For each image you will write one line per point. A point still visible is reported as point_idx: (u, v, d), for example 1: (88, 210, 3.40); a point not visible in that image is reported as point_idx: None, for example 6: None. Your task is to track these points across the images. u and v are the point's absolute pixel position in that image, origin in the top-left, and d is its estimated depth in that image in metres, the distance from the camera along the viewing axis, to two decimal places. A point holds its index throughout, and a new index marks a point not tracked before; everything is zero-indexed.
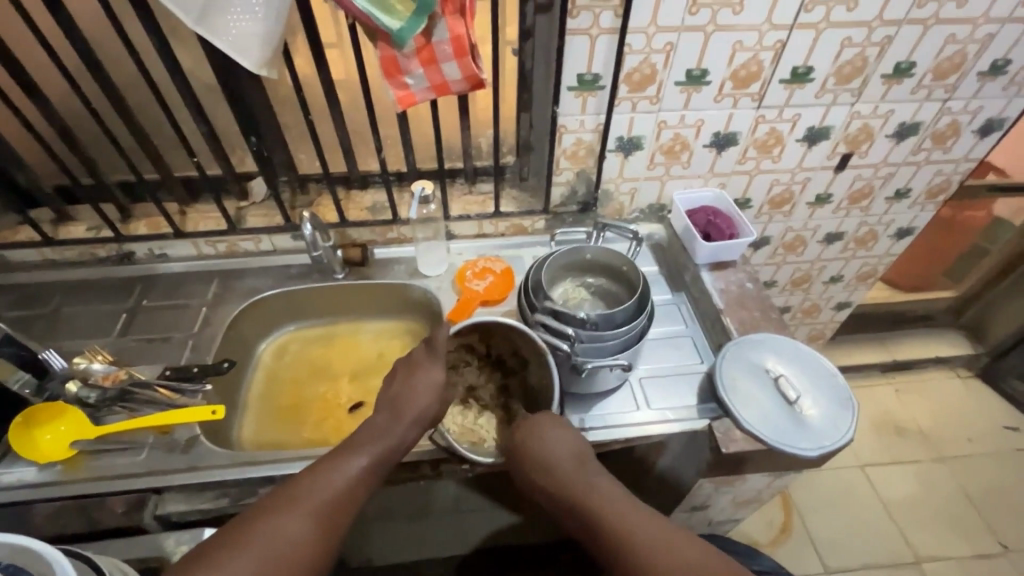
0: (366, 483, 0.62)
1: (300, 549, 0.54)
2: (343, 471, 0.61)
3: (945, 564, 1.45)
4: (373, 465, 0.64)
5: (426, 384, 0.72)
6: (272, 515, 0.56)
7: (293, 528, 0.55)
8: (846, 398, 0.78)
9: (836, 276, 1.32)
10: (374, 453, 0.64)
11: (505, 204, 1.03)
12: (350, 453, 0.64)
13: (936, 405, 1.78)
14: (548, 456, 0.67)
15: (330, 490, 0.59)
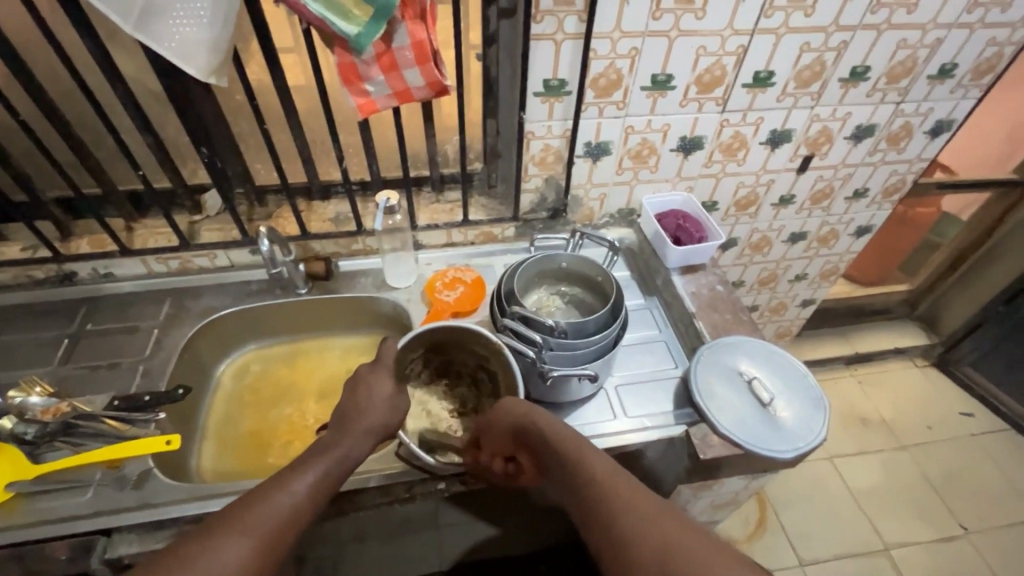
0: (315, 503, 0.58)
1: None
2: (289, 489, 0.57)
3: (911, 549, 1.50)
4: (324, 482, 0.60)
5: (383, 401, 0.70)
6: (206, 545, 0.50)
7: (233, 554, 0.50)
8: (818, 398, 0.79)
9: (800, 274, 1.35)
10: (321, 469, 0.61)
11: (474, 212, 1.00)
12: (299, 470, 0.60)
13: (896, 394, 1.85)
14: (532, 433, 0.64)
15: (275, 507, 0.55)
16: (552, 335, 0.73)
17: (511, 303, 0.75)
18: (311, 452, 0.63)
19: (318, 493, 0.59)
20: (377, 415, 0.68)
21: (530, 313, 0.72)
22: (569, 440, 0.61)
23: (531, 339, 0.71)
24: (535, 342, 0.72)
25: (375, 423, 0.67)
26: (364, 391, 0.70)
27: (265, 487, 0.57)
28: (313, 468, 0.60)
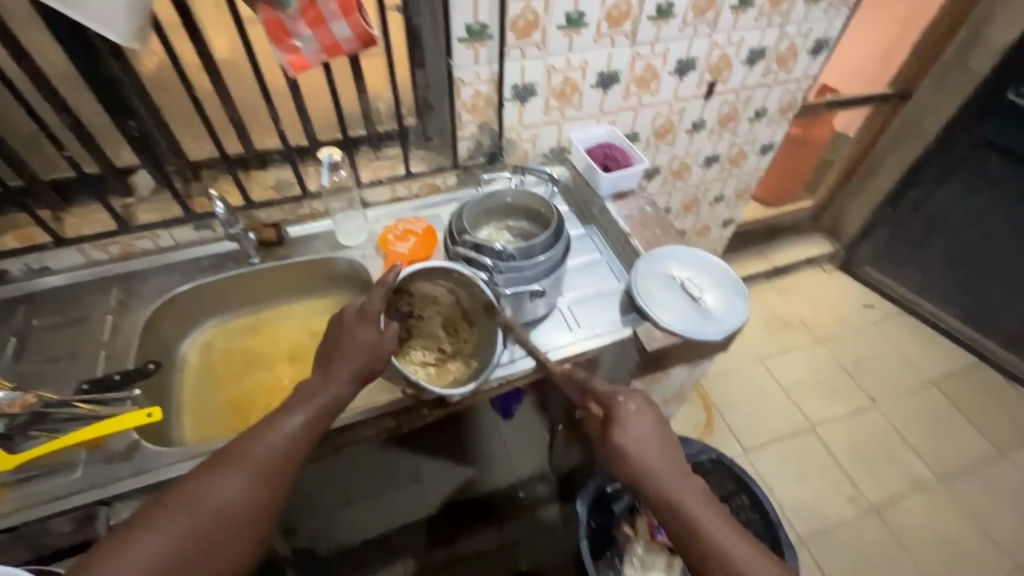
0: (305, 442, 0.64)
1: (234, 509, 0.58)
2: (280, 430, 0.63)
3: (832, 424, 1.74)
4: (317, 421, 0.65)
5: (364, 344, 0.70)
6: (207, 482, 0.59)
7: (229, 489, 0.59)
8: (739, 287, 0.91)
9: (718, 195, 1.49)
10: (310, 411, 0.65)
11: (415, 165, 1.05)
12: (293, 410, 0.65)
13: (809, 298, 2.09)
14: (655, 452, 0.64)
15: (265, 449, 0.62)
16: (500, 262, 0.80)
17: (464, 234, 0.82)
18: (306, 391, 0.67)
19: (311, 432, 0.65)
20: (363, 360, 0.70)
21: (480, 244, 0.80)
22: (681, 486, 0.62)
23: (482, 263, 0.79)
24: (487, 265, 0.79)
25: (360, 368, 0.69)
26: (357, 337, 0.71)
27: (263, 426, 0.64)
28: (305, 409, 0.65)
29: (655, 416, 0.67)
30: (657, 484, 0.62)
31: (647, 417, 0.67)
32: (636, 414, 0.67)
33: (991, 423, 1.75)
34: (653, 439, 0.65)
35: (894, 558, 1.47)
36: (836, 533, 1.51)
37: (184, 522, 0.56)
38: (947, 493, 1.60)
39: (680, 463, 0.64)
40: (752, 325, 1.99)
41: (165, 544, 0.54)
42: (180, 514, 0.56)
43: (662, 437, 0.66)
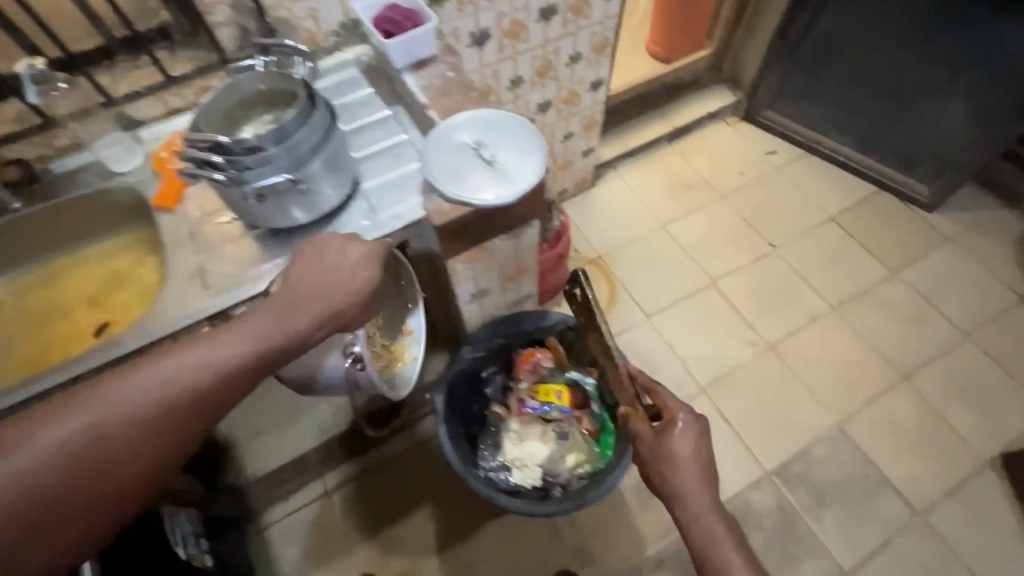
0: (234, 380, 0.64)
1: (138, 427, 0.59)
2: (215, 360, 0.63)
3: (733, 277, 1.75)
4: (188, 385, 0.61)
5: (323, 294, 0.70)
6: (42, 431, 0.55)
7: (125, 407, 0.58)
8: (537, 141, 0.84)
9: (574, 54, 1.37)
10: (252, 353, 0.65)
11: (178, 68, 0.92)
12: (171, 369, 0.61)
13: (713, 154, 2.03)
14: (682, 464, 0.80)
15: (199, 376, 0.62)
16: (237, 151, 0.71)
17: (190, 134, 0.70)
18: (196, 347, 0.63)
19: (180, 399, 0.61)
20: (277, 320, 0.67)
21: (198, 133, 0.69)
22: (693, 487, 0.79)
23: (214, 164, 0.69)
24: (221, 166, 0.69)
25: (263, 333, 0.66)
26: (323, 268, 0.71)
27: (135, 375, 0.60)
28: (182, 371, 0.61)
29: (691, 435, 0.82)
30: (686, 505, 0.79)
31: (692, 453, 0.81)
32: (680, 437, 0.82)
33: (885, 248, 1.78)
34: (686, 456, 0.81)
35: (785, 388, 1.55)
36: (732, 376, 1.58)
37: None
38: (839, 320, 1.65)
39: (703, 470, 0.80)
40: (655, 192, 1.94)
41: (56, 448, 0.55)
42: (6, 457, 0.53)
43: (694, 453, 0.81)
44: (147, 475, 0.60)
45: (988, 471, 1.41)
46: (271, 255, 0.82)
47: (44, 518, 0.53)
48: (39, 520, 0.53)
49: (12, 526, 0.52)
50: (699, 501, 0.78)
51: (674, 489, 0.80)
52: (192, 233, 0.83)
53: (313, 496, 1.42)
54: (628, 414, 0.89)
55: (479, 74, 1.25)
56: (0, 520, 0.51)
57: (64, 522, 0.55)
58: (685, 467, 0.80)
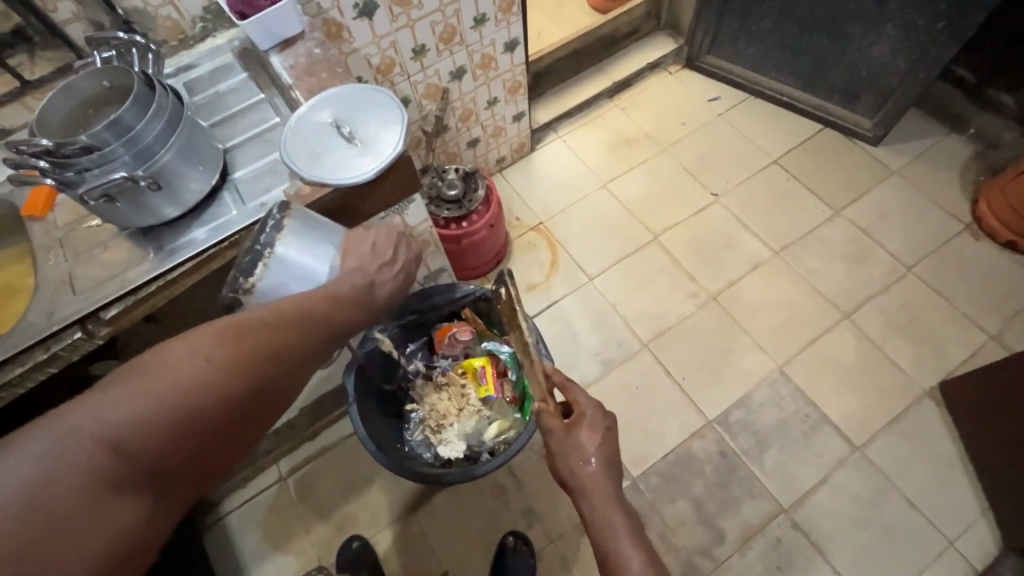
0: (289, 348, 0.67)
1: (206, 389, 0.59)
2: (269, 326, 0.66)
3: (675, 231, 1.73)
4: (245, 347, 0.63)
5: (359, 275, 0.78)
6: (189, 363, 0.59)
7: (195, 371, 0.59)
8: (398, 111, 0.84)
9: (478, 16, 1.33)
10: (303, 321, 0.70)
11: (38, 71, 0.91)
12: (280, 324, 0.67)
13: (655, 106, 1.98)
14: (583, 454, 0.78)
15: (256, 341, 0.65)
16: (72, 150, 0.70)
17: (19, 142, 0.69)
18: (296, 306, 0.70)
19: (287, 355, 0.67)
20: (354, 286, 0.77)
21: (24, 139, 0.68)
22: (595, 479, 0.75)
23: (43, 170, 0.68)
24: (52, 172, 0.68)
25: (346, 297, 0.75)
26: (392, 245, 0.84)
27: (254, 322, 0.66)
28: (290, 326, 0.68)
29: (599, 427, 0.80)
30: (586, 494, 0.75)
31: (596, 441, 0.79)
32: (585, 429, 0.80)
33: (828, 188, 1.75)
34: (589, 447, 0.78)
35: (727, 337, 1.55)
36: (675, 330, 1.58)
37: (153, 397, 0.56)
38: (781, 263, 1.65)
39: (608, 461, 0.77)
40: (595, 151, 1.90)
41: (130, 409, 0.55)
42: (151, 386, 0.57)
43: (600, 444, 0.79)
44: (251, 424, 0.65)
45: (926, 401, 1.43)
46: (142, 252, 0.81)
47: (177, 451, 0.58)
48: (171, 453, 0.57)
49: (148, 456, 0.56)
50: (599, 492, 0.75)
51: (576, 483, 0.77)
52: (63, 239, 0.84)
53: (268, 482, 1.45)
54: (541, 411, 0.86)
55: (375, 47, 1.22)
56: (138, 452, 0.55)
57: (185, 459, 0.59)
58: (587, 459, 0.77)
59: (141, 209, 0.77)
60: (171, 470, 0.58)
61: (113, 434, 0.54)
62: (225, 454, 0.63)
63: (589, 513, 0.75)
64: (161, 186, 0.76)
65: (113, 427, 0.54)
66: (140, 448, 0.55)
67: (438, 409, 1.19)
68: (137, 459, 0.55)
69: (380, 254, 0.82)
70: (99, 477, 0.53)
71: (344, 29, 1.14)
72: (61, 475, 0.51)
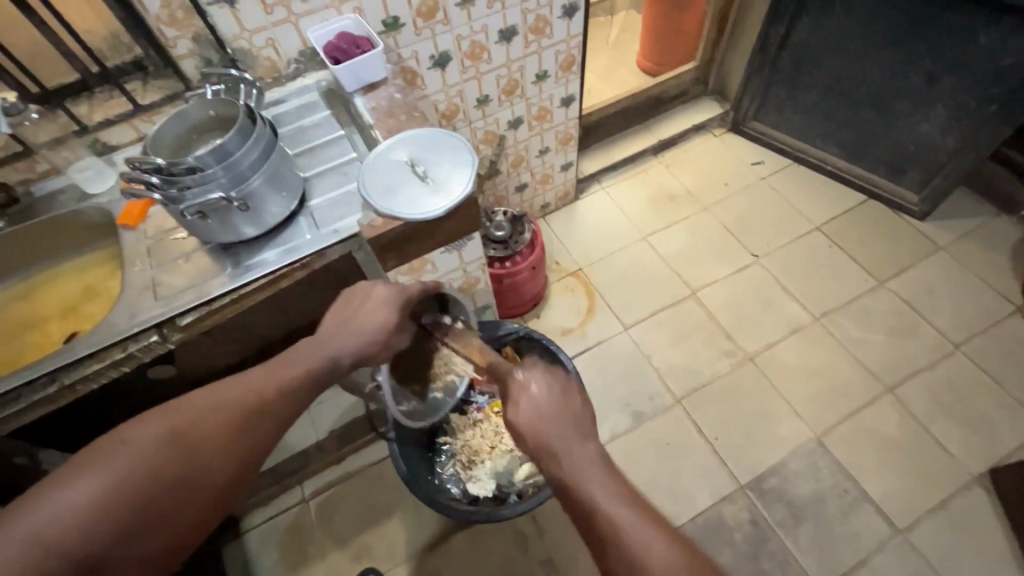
0: (254, 400, 0.66)
1: (163, 456, 0.58)
2: (226, 386, 0.67)
3: (712, 288, 1.74)
4: (204, 411, 0.63)
5: (355, 326, 0.80)
6: (127, 438, 0.58)
7: (150, 440, 0.58)
8: (469, 156, 0.90)
9: (540, 72, 1.42)
10: (270, 373, 0.70)
11: (148, 96, 1.00)
12: (225, 392, 0.66)
13: (698, 166, 2.03)
14: (555, 426, 0.62)
15: (214, 402, 0.64)
16: (179, 169, 0.76)
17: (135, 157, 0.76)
18: (237, 379, 0.68)
19: (234, 423, 0.64)
20: (321, 354, 0.76)
21: (139, 156, 0.75)
22: (578, 455, 0.60)
23: (151, 184, 0.74)
24: (158, 186, 0.75)
25: (303, 363, 0.74)
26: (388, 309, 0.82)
27: (210, 392, 0.66)
28: (235, 396, 0.66)
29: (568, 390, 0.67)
30: (551, 454, 0.61)
31: (545, 375, 0.67)
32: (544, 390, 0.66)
33: (871, 257, 1.75)
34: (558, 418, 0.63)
35: (762, 400, 1.53)
36: (709, 388, 1.56)
37: (112, 471, 0.55)
38: (821, 330, 1.63)
39: (586, 435, 0.62)
40: (637, 204, 1.95)
41: (88, 486, 0.53)
42: (107, 459, 0.55)
43: (573, 415, 0.64)
44: (219, 489, 0.62)
45: (974, 487, 1.37)
46: (220, 266, 0.87)
47: (112, 535, 0.53)
48: (105, 540, 0.53)
49: (80, 548, 0.51)
50: (584, 472, 0.58)
51: (555, 461, 0.60)
52: (150, 248, 0.91)
53: (291, 502, 1.46)
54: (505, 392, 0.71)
55: (444, 94, 1.30)
56: (63, 545, 0.50)
57: (124, 547, 0.54)
58: (562, 433, 0.62)
59: (226, 225, 0.83)
60: (109, 560, 0.53)
61: (37, 527, 0.50)
62: (196, 525, 0.59)
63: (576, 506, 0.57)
64: (247, 207, 0.82)
65: (58, 508, 0.51)
66: (69, 538, 0.51)
67: (473, 448, 1.20)
68: (63, 554, 0.50)
69: (374, 308, 0.82)
70: (25, 575, 0.48)
71: (418, 77, 1.23)
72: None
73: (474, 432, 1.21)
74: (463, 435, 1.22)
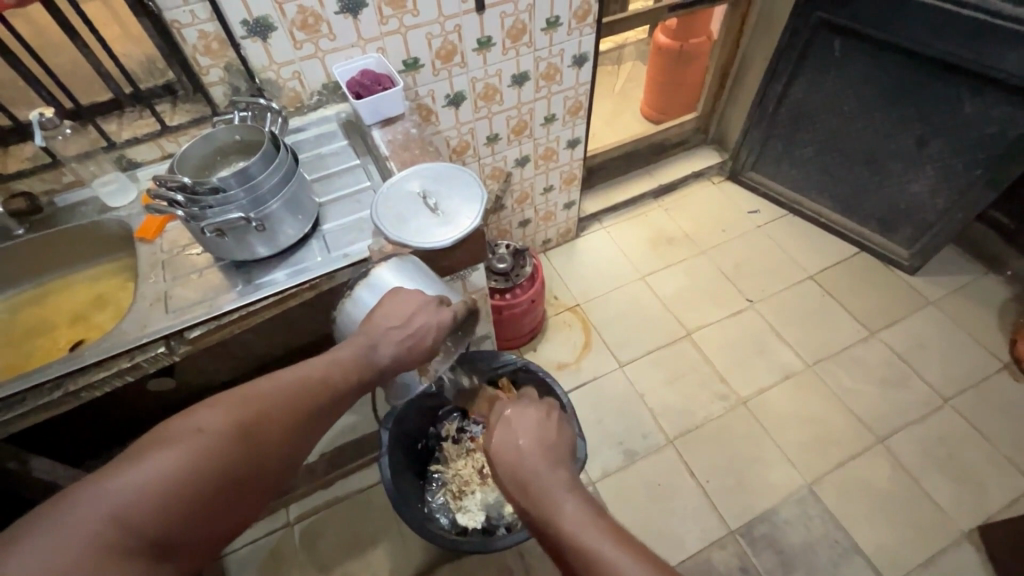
0: (313, 396, 0.66)
1: (232, 443, 0.57)
2: (285, 380, 0.66)
3: (707, 329, 1.77)
4: (268, 402, 0.62)
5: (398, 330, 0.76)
6: (196, 423, 0.56)
7: (221, 427, 0.57)
8: (478, 191, 0.94)
9: (548, 115, 1.49)
10: (325, 367, 0.69)
11: (175, 118, 1.05)
12: (284, 385, 0.65)
13: (696, 211, 2.10)
14: (531, 458, 0.64)
15: (275, 393, 0.63)
16: (203, 189, 0.80)
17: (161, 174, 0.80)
18: (289, 371, 0.67)
19: (291, 412, 0.63)
20: (367, 356, 0.74)
21: (166, 175, 0.79)
22: (554, 480, 0.61)
23: (174, 201, 0.78)
24: (181, 204, 0.78)
25: (349, 360, 0.72)
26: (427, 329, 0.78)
27: (269, 385, 0.64)
28: (296, 390, 0.65)
29: (546, 419, 0.69)
30: (531, 492, 0.61)
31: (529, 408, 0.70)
32: (521, 423, 0.68)
33: (863, 308, 1.79)
34: (532, 449, 0.65)
35: (755, 444, 1.53)
36: (702, 430, 1.57)
37: (186, 453, 0.53)
38: (813, 377, 1.65)
39: (558, 469, 0.63)
40: (636, 244, 2.01)
41: (161, 469, 0.51)
42: (179, 443, 0.54)
43: (546, 443, 0.66)
44: (274, 479, 0.60)
45: (965, 544, 1.36)
46: (232, 283, 0.90)
47: (176, 517, 0.51)
48: (170, 521, 0.50)
49: (146, 531, 0.49)
50: (560, 505, 0.58)
51: (535, 491, 0.61)
52: (165, 261, 0.94)
53: (275, 526, 1.44)
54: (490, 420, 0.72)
55: (456, 130, 1.36)
56: (137, 525, 0.49)
57: (187, 531, 0.52)
58: (538, 463, 0.63)
59: (239, 243, 0.86)
60: (173, 546, 0.51)
61: (108, 506, 0.48)
62: (250, 514, 0.58)
63: (554, 539, 0.57)
64: (263, 227, 0.85)
65: (132, 488, 0.49)
66: (138, 519, 0.49)
67: (465, 479, 1.20)
68: (135, 534, 0.48)
69: (406, 321, 0.77)
70: (94, 552, 0.46)
71: (433, 113, 1.29)
72: (48, 563, 0.44)
73: (468, 462, 1.22)
74: (456, 464, 1.22)
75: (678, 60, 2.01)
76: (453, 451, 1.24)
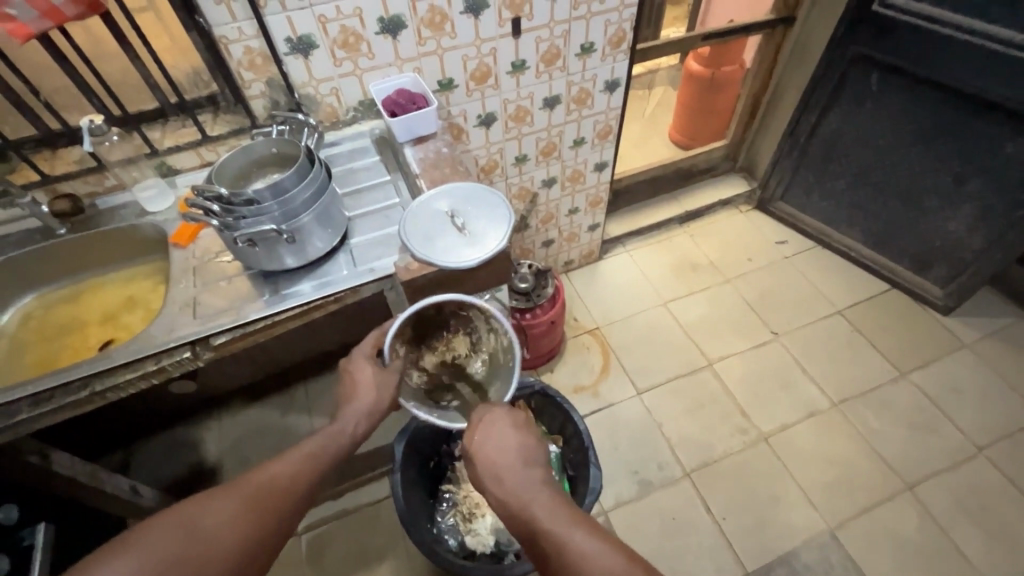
0: (300, 480, 0.70)
1: (210, 538, 0.59)
2: (274, 468, 0.70)
3: (729, 360, 1.73)
4: (253, 493, 0.65)
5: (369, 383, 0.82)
6: (173, 520, 0.60)
7: (203, 522, 0.60)
8: (505, 212, 0.94)
9: (578, 138, 1.50)
10: (313, 450, 0.74)
11: (216, 128, 1.08)
12: (271, 473, 0.69)
13: (722, 239, 2.07)
14: (503, 454, 0.72)
15: (264, 480, 0.68)
16: (238, 200, 0.82)
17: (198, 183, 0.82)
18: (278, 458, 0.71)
19: (276, 501, 0.66)
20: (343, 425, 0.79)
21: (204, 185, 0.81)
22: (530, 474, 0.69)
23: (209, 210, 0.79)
24: (215, 213, 0.80)
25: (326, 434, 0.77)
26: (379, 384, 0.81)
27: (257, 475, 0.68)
28: (283, 477, 0.69)
29: (527, 421, 0.76)
30: (506, 482, 0.69)
31: (510, 425, 0.75)
32: (497, 424, 0.75)
33: (893, 347, 1.73)
34: (506, 446, 0.73)
35: (775, 483, 1.48)
36: (720, 464, 1.52)
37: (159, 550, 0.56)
38: (838, 417, 1.59)
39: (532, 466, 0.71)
40: (659, 270, 1.98)
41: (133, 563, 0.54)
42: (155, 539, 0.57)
43: (519, 443, 0.73)
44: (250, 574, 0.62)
45: None
46: (259, 292, 0.91)
47: None
48: None
49: None
50: (529, 497, 0.66)
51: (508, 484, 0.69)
52: (196, 267, 0.96)
53: None
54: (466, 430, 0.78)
55: (485, 150, 1.38)
56: None
57: None
58: (506, 457, 0.72)
59: (268, 253, 0.88)
60: None
61: None
62: None
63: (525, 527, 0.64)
64: (293, 240, 0.86)
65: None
66: None
67: (475, 501, 1.19)
68: None
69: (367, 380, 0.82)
70: None
71: (464, 132, 1.30)
72: None
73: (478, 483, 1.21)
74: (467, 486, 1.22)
75: (710, 87, 2.00)
76: (465, 471, 1.23)
